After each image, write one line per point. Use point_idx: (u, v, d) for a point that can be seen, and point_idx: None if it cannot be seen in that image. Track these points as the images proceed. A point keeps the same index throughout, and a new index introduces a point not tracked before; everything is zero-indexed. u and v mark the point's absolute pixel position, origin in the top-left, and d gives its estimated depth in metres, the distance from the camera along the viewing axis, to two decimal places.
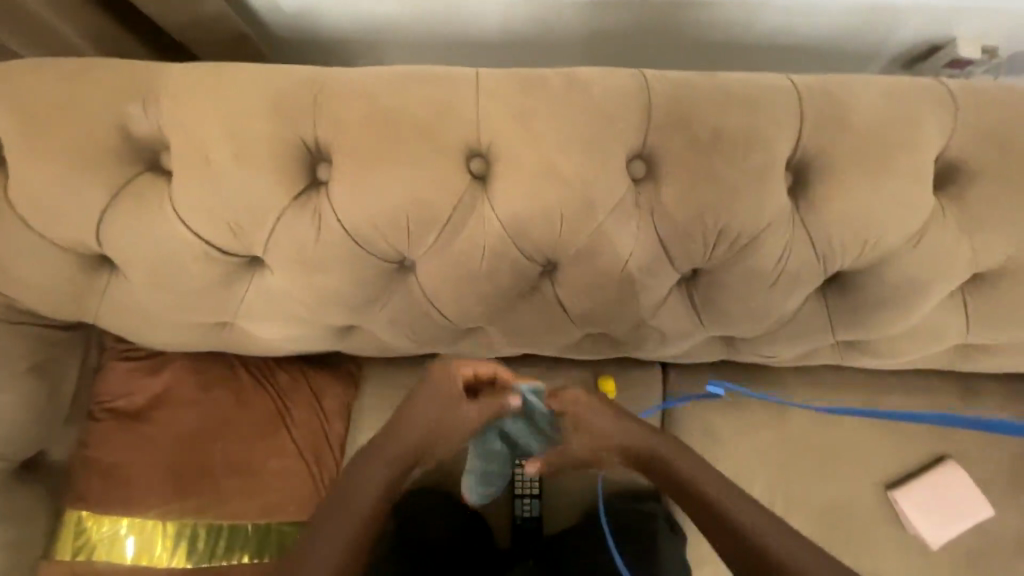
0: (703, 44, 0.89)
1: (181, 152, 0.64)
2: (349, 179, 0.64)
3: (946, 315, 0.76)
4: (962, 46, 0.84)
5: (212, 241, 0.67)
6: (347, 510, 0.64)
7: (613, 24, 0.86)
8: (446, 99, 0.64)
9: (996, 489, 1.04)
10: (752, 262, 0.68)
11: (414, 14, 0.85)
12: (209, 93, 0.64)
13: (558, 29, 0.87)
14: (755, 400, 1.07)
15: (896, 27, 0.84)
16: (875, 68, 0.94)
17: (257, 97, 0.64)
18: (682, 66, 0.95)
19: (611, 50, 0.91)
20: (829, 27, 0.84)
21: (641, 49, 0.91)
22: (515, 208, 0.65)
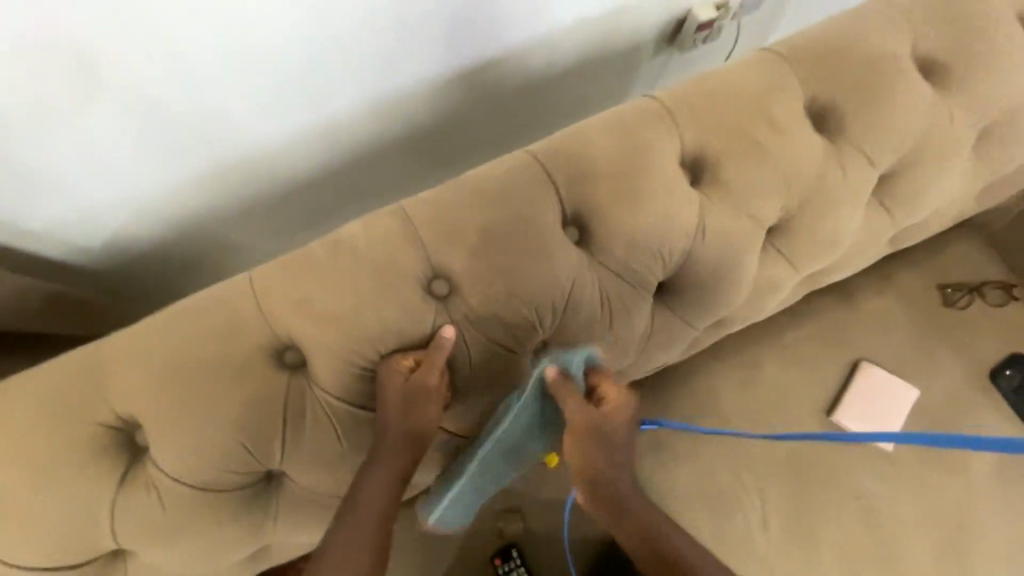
0: (498, 100, 1.09)
1: None
2: (166, 437, 0.61)
3: (772, 267, 0.81)
4: (700, 12, 1.12)
5: (52, 565, 0.61)
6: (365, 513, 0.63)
7: (414, 121, 1.01)
8: (226, 317, 0.63)
9: (912, 368, 1.12)
10: (581, 316, 0.71)
11: (215, 193, 0.94)
12: None
13: (363, 144, 1.01)
14: (682, 396, 1.09)
15: (642, 19, 1.09)
16: (649, 50, 1.19)
17: (28, 408, 0.59)
18: (490, 127, 1.16)
19: (423, 142, 1.08)
20: (592, 38, 1.06)
21: (444, 133, 1.10)
22: (342, 380, 0.65)
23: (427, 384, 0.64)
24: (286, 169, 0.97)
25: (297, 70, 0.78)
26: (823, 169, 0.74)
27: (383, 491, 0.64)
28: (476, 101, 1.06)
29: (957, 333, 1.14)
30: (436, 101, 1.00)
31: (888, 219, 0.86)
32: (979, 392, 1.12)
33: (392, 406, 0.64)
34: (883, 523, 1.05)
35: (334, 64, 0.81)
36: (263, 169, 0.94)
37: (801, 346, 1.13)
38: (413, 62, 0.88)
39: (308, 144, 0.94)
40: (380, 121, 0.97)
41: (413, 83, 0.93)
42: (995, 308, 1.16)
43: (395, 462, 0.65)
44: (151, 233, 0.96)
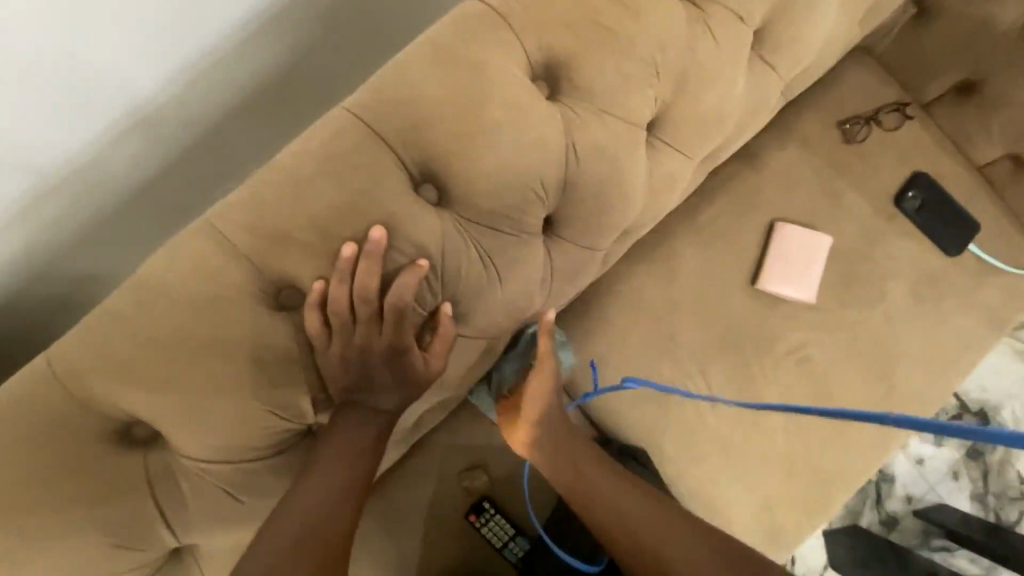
0: (333, 34, 0.87)
1: None
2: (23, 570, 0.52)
3: (662, 163, 0.74)
4: None
5: None
6: (336, 470, 0.60)
7: (246, 88, 0.81)
8: (30, 420, 0.51)
9: (823, 216, 1.12)
10: (465, 279, 0.63)
11: (39, 248, 0.73)
12: None
13: (203, 132, 0.80)
14: (611, 308, 1.06)
15: None
16: None
17: None
18: (341, 69, 0.94)
19: (268, 109, 0.88)
20: None
21: (291, 92, 0.88)
22: (214, 437, 0.57)
23: (403, 327, 0.59)
24: (111, 186, 0.75)
25: (48, 60, 0.58)
26: (692, 42, 0.65)
27: (311, 514, 0.58)
28: (308, 45, 0.85)
29: (860, 167, 1.13)
30: (259, 54, 0.79)
31: (773, 74, 0.78)
32: (887, 221, 1.13)
33: (350, 358, 0.59)
34: (818, 370, 1.10)
35: (103, 29, 0.60)
36: (90, 201, 0.74)
37: (717, 222, 1.09)
38: (211, 18, 0.68)
39: (132, 153, 0.74)
40: (208, 99, 0.77)
41: (221, 41, 0.72)
42: (892, 132, 1.14)
43: (368, 421, 0.63)
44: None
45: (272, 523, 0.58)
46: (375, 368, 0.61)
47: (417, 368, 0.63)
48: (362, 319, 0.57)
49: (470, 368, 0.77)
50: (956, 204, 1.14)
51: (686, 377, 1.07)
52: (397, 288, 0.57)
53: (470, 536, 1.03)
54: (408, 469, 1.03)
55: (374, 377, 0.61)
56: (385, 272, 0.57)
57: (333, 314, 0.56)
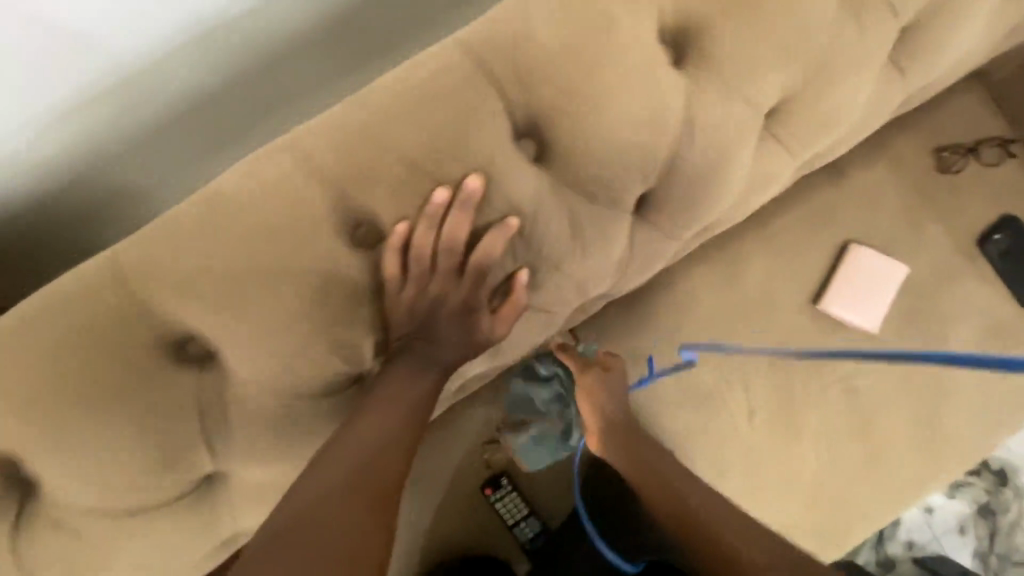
0: None
1: None
2: (62, 470, 0.51)
3: (767, 158, 0.68)
4: None
5: None
6: (396, 409, 0.58)
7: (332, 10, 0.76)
8: (91, 319, 0.49)
9: (901, 244, 1.05)
10: (548, 246, 0.58)
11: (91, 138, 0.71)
12: None
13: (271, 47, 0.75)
14: (662, 304, 1.01)
15: None
16: None
17: None
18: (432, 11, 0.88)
19: (350, 40, 0.83)
20: None
21: (376, 25, 0.83)
22: (268, 370, 0.54)
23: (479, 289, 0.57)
24: (171, 90, 0.71)
25: None
26: (833, 28, 0.59)
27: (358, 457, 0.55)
28: None
29: (949, 199, 1.06)
30: None
31: (900, 81, 0.72)
32: (964, 261, 1.07)
33: (421, 309, 0.57)
34: (864, 402, 1.05)
35: None
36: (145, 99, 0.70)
37: (790, 233, 1.03)
38: None
39: (192, 53, 0.69)
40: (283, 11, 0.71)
41: None
42: (989, 168, 1.06)
43: (431, 370, 0.60)
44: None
45: (328, 456, 0.55)
46: (442, 324, 0.58)
47: (482, 332, 0.60)
48: (441, 272, 0.55)
49: (527, 343, 0.73)
50: None
51: (728, 387, 1.03)
52: (486, 242, 0.53)
53: (483, 510, 1.02)
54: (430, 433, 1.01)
55: (440, 332, 0.59)
56: (474, 224, 0.53)
57: (414, 260, 0.53)
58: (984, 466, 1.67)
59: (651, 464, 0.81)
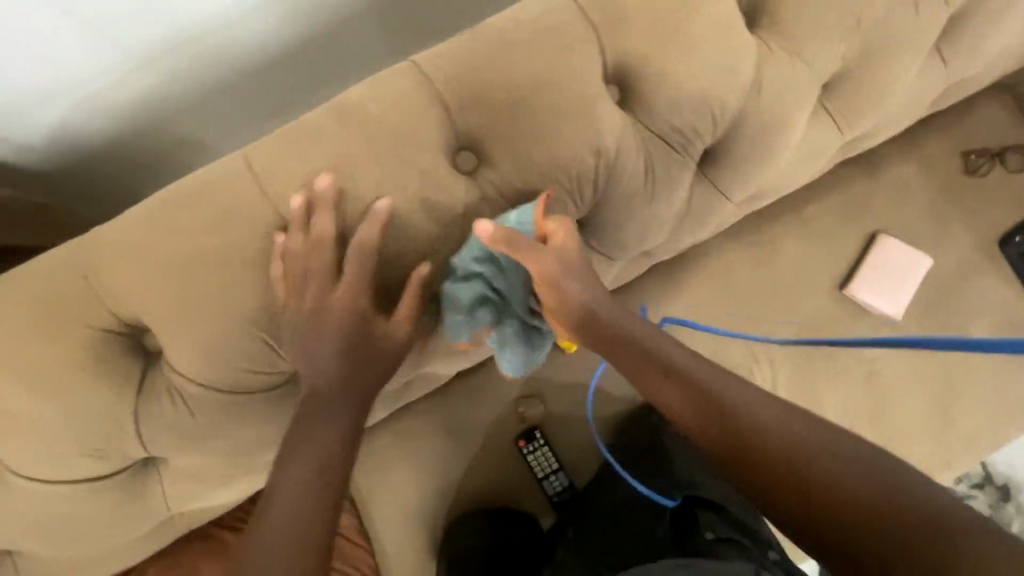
0: None
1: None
2: (181, 346, 0.56)
3: (818, 128, 0.75)
4: None
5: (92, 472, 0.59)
6: (348, 407, 0.60)
7: None
8: (227, 206, 0.55)
9: (928, 237, 1.10)
10: (621, 185, 0.65)
11: (170, 88, 0.76)
12: None
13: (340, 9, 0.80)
14: (698, 277, 1.07)
15: None
16: None
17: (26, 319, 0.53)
18: None
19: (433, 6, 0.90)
20: None
21: None
22: (367, 291, 0.57)
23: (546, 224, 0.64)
24: (240, 50, 0.77)
25: None
26: (892, 8, 0.65)
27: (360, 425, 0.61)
28: None
29: (975, 200, 1.12)
30: None
31: (943, 69, 0.78)
32: (987, 259, 1.12)
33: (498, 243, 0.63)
34: (883, 386, 1.10)
35: None
36: (218, 56, 0.75)
37: (823, 220, 1.09)
38: None
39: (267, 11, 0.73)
40: None
41: None
42: (1015, 174, 1.12)
43: (340, 404, 0.59)
44: (75, 148, 0.77)
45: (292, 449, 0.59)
46: None
47: None
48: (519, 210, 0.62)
49: None
50: None
51: (755, 361, 1.08)
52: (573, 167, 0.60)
53: (515, 463, 1.06)
54: (470, 383, 1.06)
55: None
56: (565, 152, 0.60)
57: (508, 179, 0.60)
58: (989, 481, 1.70)
59: (714, 397, 0.63)
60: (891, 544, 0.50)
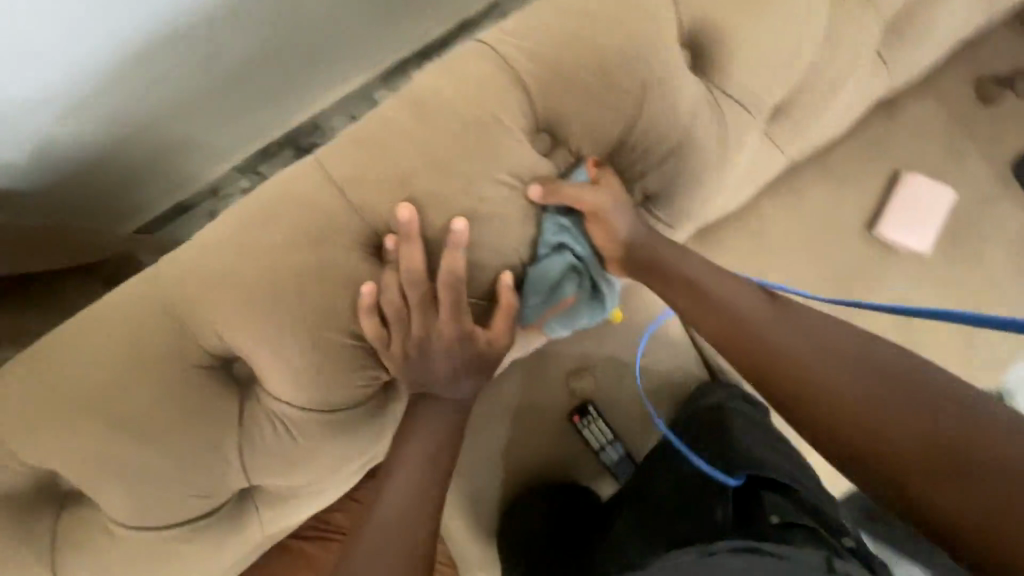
0: None
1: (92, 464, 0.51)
2: (281, 366, 0.53)
3: (868, 73, 0.74)
4: None
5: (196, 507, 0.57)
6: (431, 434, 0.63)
7: None
8: (310, 216, 0.52)
9: (948, 171, 1.12)
10: (694, 150, 0.64)
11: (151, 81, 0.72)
12: (69, 395, 0.50)
13: None
14: (733, 233, 1.07)
15: None
16: None
17: (118, 360, 0.50)
18: None
19: None
20: None
21: None
22: (463, 286, 0.55)
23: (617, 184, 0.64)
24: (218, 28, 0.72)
25: None
26: None
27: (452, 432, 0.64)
28: None
29: (989, 129, 1.14)
30: None
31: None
32: (1002, 187, 1.15)
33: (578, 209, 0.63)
34: (914, 319, 1.14)
35: None
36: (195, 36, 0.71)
37: (848, 163, 1.10)
38: None
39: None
40: None
41: None
42: None
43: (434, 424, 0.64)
44: (65, 161, 0.74)
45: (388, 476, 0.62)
46: None
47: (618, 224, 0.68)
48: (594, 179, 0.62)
49: None
50: None
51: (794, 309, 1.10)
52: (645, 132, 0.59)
53: (568, 438, 1.06)
54: (520, 364, 1.05)
55: None
56: (640, 122, 0.59)
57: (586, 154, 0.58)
58: None
59: (770, 339, 0.61)
60: (957, 528, 0.47)
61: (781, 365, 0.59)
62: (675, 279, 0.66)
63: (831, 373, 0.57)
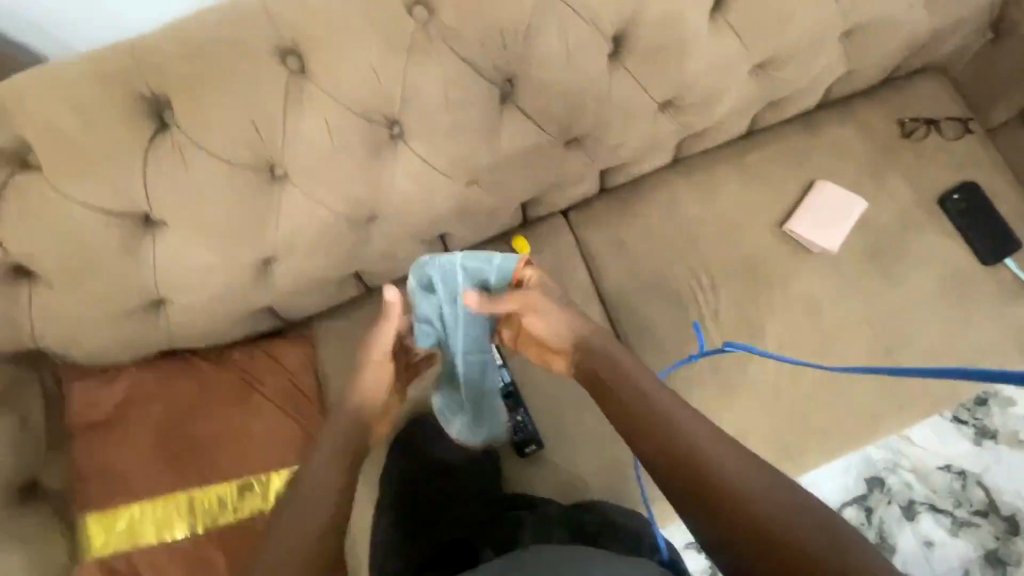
0: None
1: (47, 144, 0.71)
2: (193, 111, 0.74)
3: (721, 39, 0.91)
4: None
5: (109, 208, 0.75)
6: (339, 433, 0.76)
7: None
8: (240, 18, 0.75)
9: (866, 189, 1.20)
10: (543, 46, 0.82)
11: None
12: (48, 91, 0.72)
13: None
14: (646, 205, 1.20)
15: None
16: None
17: (88, 78, 0.72)
18: None
19: None
20: None
21: None
22: (336, 89, 0.77)
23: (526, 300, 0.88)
24: None
25: None
26: None
27: (354, 420, 0.79)
28: None
29: (912, 160, 1.22)
30: None
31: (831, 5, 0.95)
32: (926, 214, 1.20)
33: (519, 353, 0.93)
34: (822, 319, 1.16)
35: None
36: None
37: (764, 166, 1.21)
38: None
39: None
40: None
41: None
42: (951, 141, 1.22)
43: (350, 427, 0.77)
44: None
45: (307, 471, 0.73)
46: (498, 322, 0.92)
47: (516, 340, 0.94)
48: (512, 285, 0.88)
49: (521, 160, 0.94)
50: (1000, 220, 1.19)
51: (696, 285, 1.17)
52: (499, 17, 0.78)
53: None
54: None
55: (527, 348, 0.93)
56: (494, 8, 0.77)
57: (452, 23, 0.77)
58: (997, 509, 1.46)
59: (691, 442, 0.71)
60: None
61: (696, 454, 0.70)
62: (599, 362, 0.82)
63: (717, 456, 0.70)
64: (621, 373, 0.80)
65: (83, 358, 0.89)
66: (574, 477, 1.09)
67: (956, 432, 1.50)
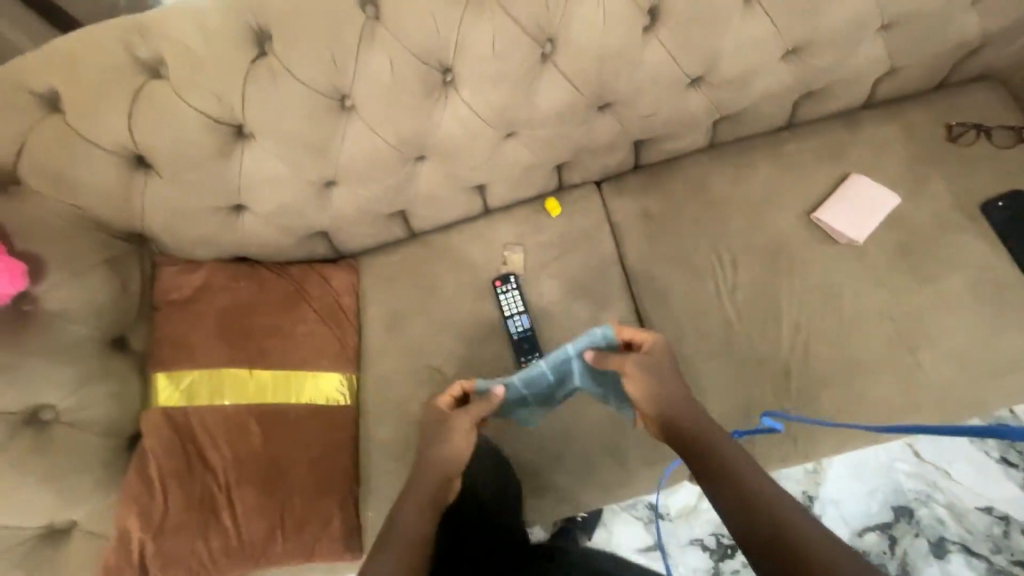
0: None
1: (173, 55, 0.90)
2: (285, 40, 0.90)
3: (753, 20, 0.99)
4: None
5: (212, 113, 0.93)
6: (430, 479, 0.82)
7: None
8: None
9: (902, 187, 1.20)
10: (582, 12, 0.93)
11: None
12: (179, 15, 0.90)
13: None
14: (677, 182, 1.26)
15: None
16: None
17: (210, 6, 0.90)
18: None
19: None
20: None
21: None
22: (401, 32, 0.91)
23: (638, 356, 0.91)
24: None
25: None
26: None
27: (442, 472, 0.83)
28: None
29: (956, 163, 1.21)
30: None
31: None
32: (966, 217, 1.18)
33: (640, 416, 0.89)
34: (842, 309, 1.16)
35: None
36: None
37: (799, 156, 1.24)
38: None
39: None
40: None
41: None
42: (1002, 149, 1.21)
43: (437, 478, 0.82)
44: None
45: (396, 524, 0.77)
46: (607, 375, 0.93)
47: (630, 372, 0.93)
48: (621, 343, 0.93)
49: (556, 117, 1.04)
50: None
51: (718, 261, 1.21)
52: None
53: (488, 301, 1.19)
54: None
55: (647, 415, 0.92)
56: None
57: None
58: None
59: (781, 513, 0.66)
60: None
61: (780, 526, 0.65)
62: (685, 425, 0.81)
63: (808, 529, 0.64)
64: (703, 431, 0.79)
65: (173, 245, 1.07)
66: (582, 433, 1.12)
67: (1002, 474, 1.37)
